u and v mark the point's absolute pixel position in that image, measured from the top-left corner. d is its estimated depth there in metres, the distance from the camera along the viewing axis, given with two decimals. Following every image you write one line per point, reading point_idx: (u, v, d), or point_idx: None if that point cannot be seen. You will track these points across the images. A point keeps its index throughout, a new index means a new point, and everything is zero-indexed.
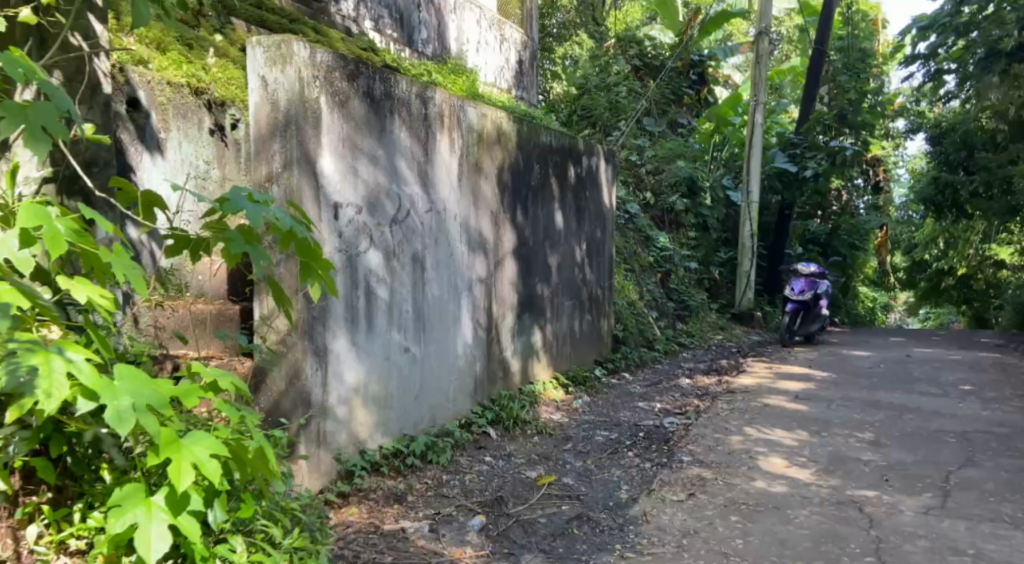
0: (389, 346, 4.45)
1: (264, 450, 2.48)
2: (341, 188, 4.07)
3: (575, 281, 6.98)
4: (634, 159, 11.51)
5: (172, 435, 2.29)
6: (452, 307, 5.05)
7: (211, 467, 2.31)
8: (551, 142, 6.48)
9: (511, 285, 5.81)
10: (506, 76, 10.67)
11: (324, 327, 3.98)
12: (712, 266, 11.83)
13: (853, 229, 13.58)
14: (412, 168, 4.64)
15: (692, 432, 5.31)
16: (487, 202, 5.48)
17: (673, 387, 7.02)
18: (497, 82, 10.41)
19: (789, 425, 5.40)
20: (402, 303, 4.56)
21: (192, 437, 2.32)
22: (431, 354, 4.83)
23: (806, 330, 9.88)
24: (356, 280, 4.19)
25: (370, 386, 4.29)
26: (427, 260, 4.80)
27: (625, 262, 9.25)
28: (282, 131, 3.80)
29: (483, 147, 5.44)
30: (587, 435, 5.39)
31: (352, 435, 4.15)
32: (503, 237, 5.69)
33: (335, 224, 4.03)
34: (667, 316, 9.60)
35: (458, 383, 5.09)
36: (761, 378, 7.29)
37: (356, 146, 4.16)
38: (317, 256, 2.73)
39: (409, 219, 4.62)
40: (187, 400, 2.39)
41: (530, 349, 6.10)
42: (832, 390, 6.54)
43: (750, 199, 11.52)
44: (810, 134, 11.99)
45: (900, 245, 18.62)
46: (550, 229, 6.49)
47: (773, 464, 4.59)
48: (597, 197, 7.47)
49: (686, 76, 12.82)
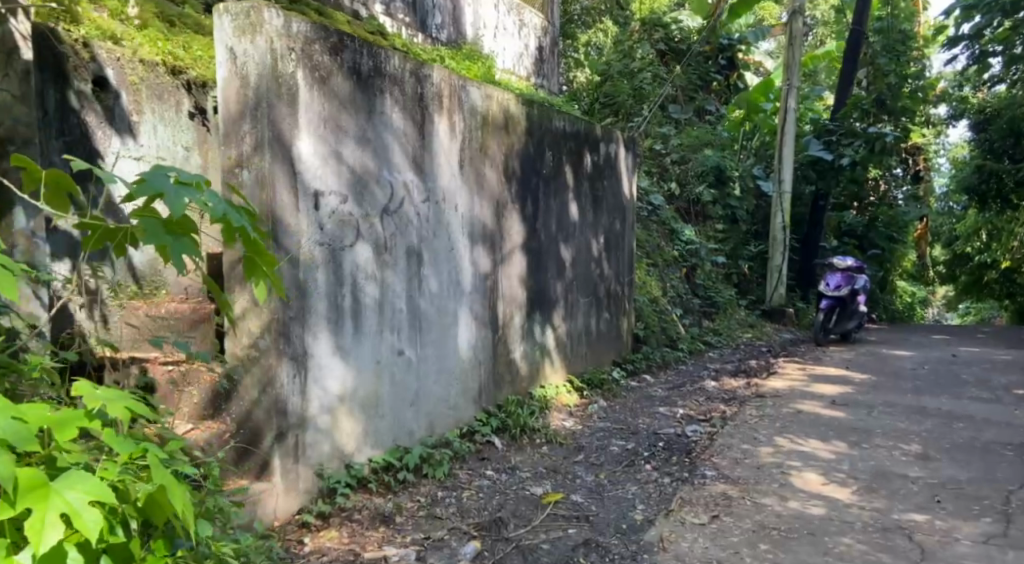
0: (381, 348, 4.05)
1: (168, 493, 1.98)
2: (321, 174, 3.65)
3: (592, 277, 6.54)
4: (658, 148, 11.03)
5: (37, 478, 1.80)
6: (453, 306, 4.64)
7: (89, 517, 1.81)
8: (565, 127, 6.03)
9: (519, 281, 5.39)
10: (525, 63, 10.22)
11: (304, 328, 3.58)
12: (740, 260, 11.34)
13: (891, 220, 13.03)
14: (407, 153, 4.23)
15: (718, 442, 4.85)
16: (492, 191, 5.06)
17: (697, 390, 6.55)
18: (516, 69, 9.97)
19: (824, 435, 4.92)
20: (396, 301, 4.16)
21: (65, 480, 1.83)
22: (429, 357, 4.42)
23: (842, 328, 9.35)
24: (342, 276, 3.79)
25: (359, 394, 3.88)
26: (424, 254, 4.39)
27: (648, 257, 8.78)
28: (252, 110, 3.38)
29: (488, 131, 5.01)
30: (601, 445, 4.95)
31: (338, 448, 3.76)
32: (510, 230, 5.27)
33: (315, 213, 3.62)
34: (692, 313, 9.12)
35: (459, 387, 4.69)
36: (793, 380, 6.80)
37: (340, 128, 3.75)
38: (261, 251, 2.32)
39: (403, 209, 4.21)
40: (64, 432, 1.90)
41: (542, 351, 5.68)
42: (871, 394, 6.03)
43: (782, 189, 10.98)
44: (846, 120, 11.46)
45: (940, 238, 17.92)
46: (563, 221, 6.05)
47: (807, 481, 4.12)
48: (617, 186, 7.01)
49: (714, 61, 12.29)
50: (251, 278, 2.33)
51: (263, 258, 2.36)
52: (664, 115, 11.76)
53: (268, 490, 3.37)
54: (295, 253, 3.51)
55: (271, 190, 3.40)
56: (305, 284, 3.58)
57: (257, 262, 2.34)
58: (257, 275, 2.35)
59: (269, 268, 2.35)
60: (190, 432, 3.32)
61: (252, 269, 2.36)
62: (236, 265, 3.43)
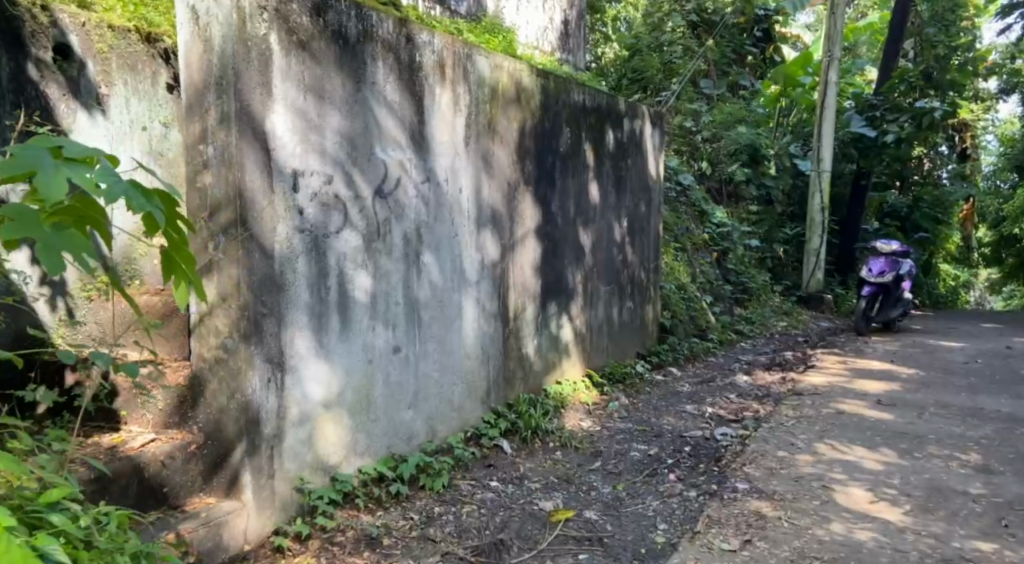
0: (374, 348, 3.62)
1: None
2: (301, 152, 3.20)
3: (614, 262, 6.08)
4: (689, 126, 10.26)
5: None
6: (456, 297, 4.22)
7: None
8: (585, 102, 5.55)
9: (531, 269, 4.96)
10: (549, 38, 9.40)
11: (284, 326, 3.13)
12: (776, 243, 10.85)
13: (937, 200, 12.57)
14: (402, 128, 3.79)
15: (750, 449, 4.40)
16: (502, 172, 4.62)
17: (727, 386, 6.10)
18: (539, 44, 9.20)
19: (870, 443, 4.48)
20: (391, 294, 3.72)
21: None
22: (430, 354, 4.00)
23: (885, 316, 8.79)
24: (327, 266, 3.34)
25: (348, 397, 3.46)
26: (424, 242, 3.95)
27: (677, 241, 8.28)
28: (217, 80, 2.96)
29: (497, 104, 4.55)
30: (621, 451, 4.50)
31: (323, 460, 3.34)
32: (522, 213, 4.83)
33: (295, 196, 3.17)
34: (724, 300, 8.62)
35: (464, 387, 4.27)
36: (832, 375, 6.33)
37: (324, 100, 3.29)
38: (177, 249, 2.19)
39: (398, 191, 3.77)
40: None
41: (557, 344, 5.28)
42: (921, 392, 5.57)
43: (821, 167, 10.42)
44: (891, 94, 10.92)
45: (987, 219, 17.23)
46: (582, 203, 5.59)
47: (853, 499, 3.68)
48: (642, 166, 6.52)
49: (749, 33, 11.75)
50: (169, 278, 2.19)
51: (179, 256, 2.21)
52: (696, 91, 11.28)
53: (237, 510, 2.97)
54: (269, 242, 3.05)
55: (238, 172, 2.96)
56: (284, 277, 3.13)
57: (175, 261, 2.21)
58: (175, 274, 2.22)
59: (189, 267, 2.23)
60: (146, 445, 2.91)
61: (170, 268, 2.23)
62: (200, 255, 3.03)
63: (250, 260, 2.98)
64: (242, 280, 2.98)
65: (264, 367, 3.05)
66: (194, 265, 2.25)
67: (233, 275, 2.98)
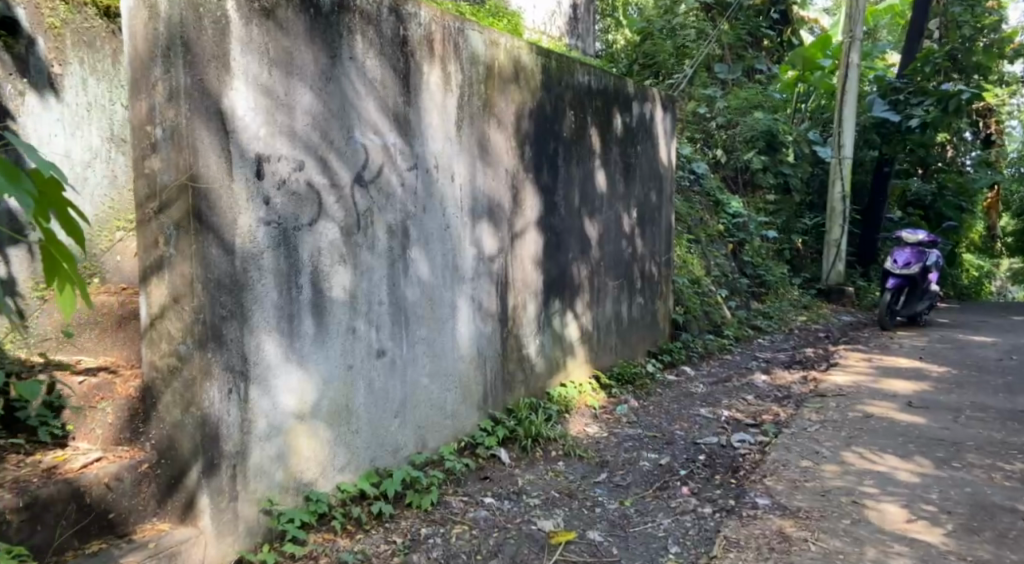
0: (356, 353, 3.25)
1: None
2: (266, 134, 2.83)
3: (622, 255, 5.73)
4: (703, 112, 10.15)
5: None
6: (447, 296, 3.86)
7: None
8: (590, 83, 5.18)
9: (531, 263, 4.61)
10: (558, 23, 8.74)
11: (248, 330, 2.74)
12: (794, 234, 10.43)
13: (961, 188, 12.24)
14: (386, 109, 3.42)
15: (771, 458, 4.05)
16: (499, 158, 4.26)
17: (744, 387, 5.74)
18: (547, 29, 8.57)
19: (903, 451, 4.13)
20: (374, 293, 3.36)
21: None
22: (420, 358, 3.65)
23: (911, 310, 8.41)
24: (299, 262, 2.95)
25: (327, 409, 3.09)
26: (411, 236, 3.59)
27: (690, 232, 7.91)
28: (164, 50, 2.57)
29: (493, 84, 4.20)
30: (629, 461, 4.14)
31: (298, 478, 2.97)
32: (521, 203, 4.48)
33: (259, 184, 2.79)
34: (740, 294, 8.24)
35: (457, 393, 3.92)
36: (857, 374, 5.97)
37: (294, 75, 2.93)
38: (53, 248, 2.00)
39: (381, 178, 3.40)
40: None
41: (560, 343, 4.94)
42: (954, 394, 5.24)
43: (841, 154, 10.03)
44: (915, 79, 10.52)
45: (1012, 208, 16.84)
46: (588, 192, 5.23)
47: (887, 517, 3.33)
48: (653, 153, 6.15)
49: (765, 15, 11.49)
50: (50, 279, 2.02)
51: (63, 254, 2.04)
52: (710, 76, 10.98)
53: (193, 538, 2.60)
54: (229, 236, 2.68)
55: (191, 156, 2.59)
56: (248, 274, 2.74)
57: (55, 260, 2.04)
58: (56, 276, 2.04)
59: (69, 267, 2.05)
60: (90, 466, 2.53)
61: (51, 270, 2.05)
62: (151, 251, 2.64)
63: (205, 256, 2.60)
64: (197, 278, 2.60)
65: (225, 378, 2.67)
66: (77, 267, 2.08)
67: (186, 273, 2.60)
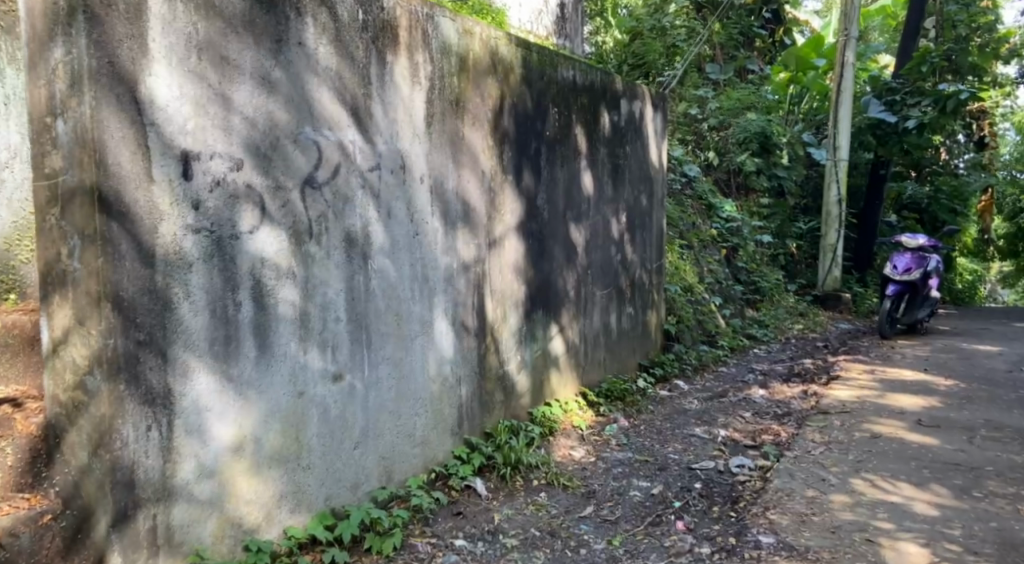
0: (308, 378, 2.87)
1: None
2: (195, 128, 2.44)
3: (610, 262, 5.37)
4: (695, 113, 9.88)
5: None
6: (416, 311, 3.48)
7: None
8: (574, 79, 4.82)
9: (510, 272, 4.24)
10: (544, 22, 7.82)
11: (171, 356, 2.36)
12: (788, 238, 10.09)
13: (955, 190, 11.96)
14: (343, 102, 3.04)
15: (774, 486, 3.69)
16: (474, 159, 3.89)
17: (741, 404, 5.38)
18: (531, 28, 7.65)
19: (918, 477, 3.79)
20: (331, 310, 2.98)
21: None
22: (384, 380, 3.27)
23: (912, 317, 8.09)
24: (237, 276, 2.56)
25: (272, 443, 2.70)
26: (374, 245, 3.22)
27: (681, 237, 7.56)
28: (64, 27, 2.18)
29: (467, 77, 3.82)
30: (618, 490, 3.77)
31: (235, 525, 2.58)
32: (499, 208, 4.11)
33: (186, 185, 2.41)
34: (734, 302, 7.88)
35: (428, 418, 3.54)
36: (861, 388, 5.63)
37: (230, 60, 2.55)
38: None
39: (338, 180, 3.03)
40: None
41: (545, 358, 4.57)
42: (965, 411, 4.93)
43: (837, 156, 9.73)
44: (912, 77, 10.21)
45: (1004, 210, 16.72)
46: (573, 196, 4.87)
47: (907, 558, 2.99)
48: (643, 153, 5.80)
49: (757, 14, 11.13)
50: None
51: None
52: (701, 77, 10.67)
53: None
54: (146, 246, 2.30)
55: (97, 152, 2.21)
56: (171, 291, 2.36)
57: None
58: None
59: None
60: None
61: None
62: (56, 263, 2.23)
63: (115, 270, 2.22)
64: (107, 296, 2.23)
65: (140, 414, 2.29)
66: None
67: (93, 289, 2.22)
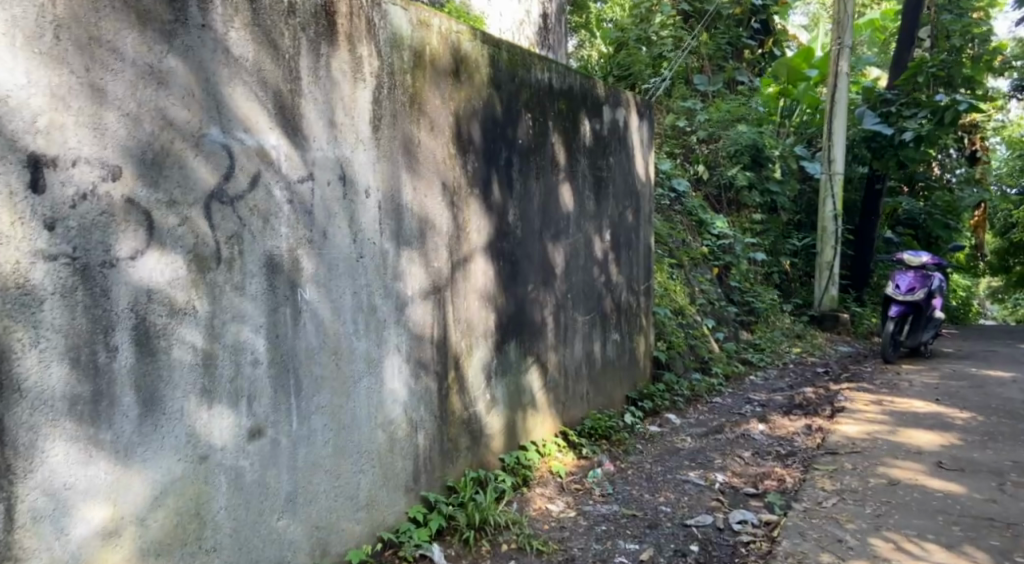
0: (215, 438, 2.32)
1: None
2: (52, 125, 1.93)
3: (593, 285, 4.84)
4: (683, 125, 9.41)
5: None
6: (360, 348, 2.94)
7: None
8: (551, 82, 4.30)
9: (478, 299, 3.70)
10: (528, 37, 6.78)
11: (9, 422, 1.85)
12: (782, 256, 9.59)
13: (948, 205, 11.55)
14: (264, 99, 2.50)
15: (783, 550, 3.18)
16: (432, 170, 3.36)
17: (739, 441, 4.86)
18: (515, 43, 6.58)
19: (948, 538, 3.27)
20: (246, 352, 2.43)
21: None
22: (319, 433, 2.72)
23: (916, 340, 7.59)
24: (111, 316, 2.03)
25: (161, 524, 2.16)
26: (304, 271, 2.67)
27: (670, 255, 7.08)
28: None
29: (423, 74, 3.30)
30: (601, 557, 3.24)
31: None
32: (463, 226, 3.58)
33: (36, 200, 1.90)
34: (727, 325, 7.36)
35: (375, 474, 2.99)
36: (871, 421, 5.11)
37: (104, 41, 2.03)
38: None
39: (256, 194, 2.49)
40: None
41: (519, 395, 4.03)
42: (989, 451, 4.42)
43: (832, 170, 9.26)
44: (908, 89, 9.80)
45: (996, 225, 16.37)
46: (551, 212, 4.34)
47: None
48: (629, 166, 5.29)
49: (746, 25, 10.71)
50: None
51: None
52: (689, 88, 10.23)
53: None
54: None
55: None
56: (7, 338, 1.85)
57: None
58: None
59: None
60: None
61: None
62: None
63: None
64: None
65: None
66: None
67: None
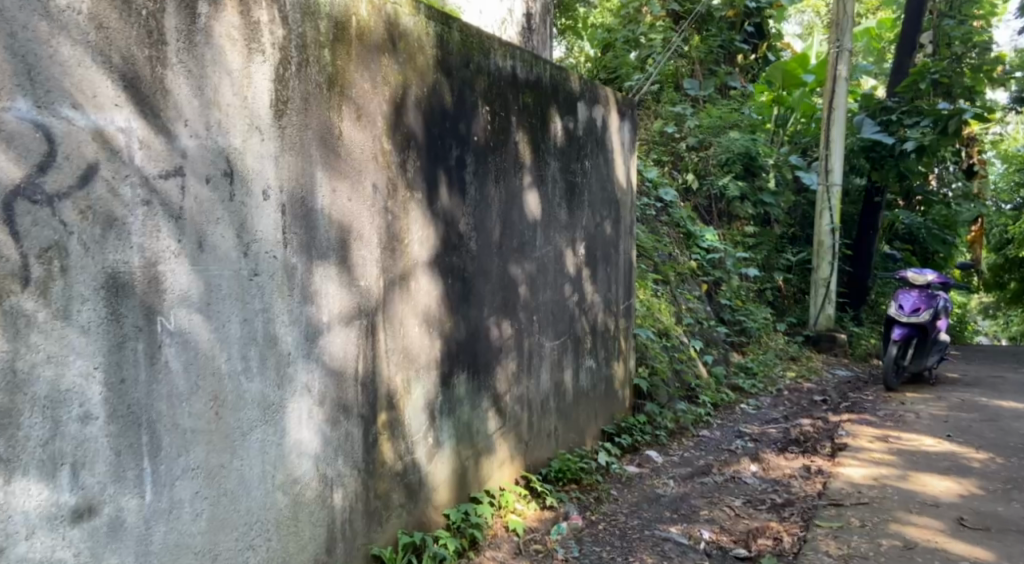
0: (18, 523, 1.76)
1: None
2: None
3: (564, 305, 4.23)
4: (671, 131, 8.84)
5: None
6: (252, 390, 2.31)
7: None
8: (515, 71, 3.69)
9: (420, 326, 3.09)
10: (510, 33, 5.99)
11: None
12: (775, 271, 9.04)
13: (947, 219, 10.98)
14: (107, 65, 1.92)
15: None
16: (358, 168, 2.74)
17: (728, 486, 4.26)
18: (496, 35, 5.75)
19: None
20: (71, 403, 1.85)
21: None
22: (186, 505, 2.10)
23: (920, 365, 6.99)
24: None
25: None
26: (168, 292, 2.05)
27: (655, 271, 6.50)
28: None
29: (347, 50, 2.69)
30: None
31: None
32: (399, 236, 2.96)
33: None
34: (717, 346, 6.76)
35: (269, 550, 2.38)
36: (877, 463, 4.51)
37: None
38: None
39: (92, 193, 1.90)
40: None
41: (470, 435, 3.41)
42: (1015, 503, 3.83)
43: (829, 181, 8.67)
44: (909, 95, 9.27)
45: (993, 241, 15.85)
46: (513, 219, 3.72)
47: None
48: (608, 171, 4.69)
49: (738, 28, 10.17)
50: None
51: None
52: (679, 94, 9.67)
53: None
54: None
55: None
56: None
57: None
58: None
59: None
60: None
61: None
62: None
63: None
64: None
65: None
66: None
67: None
